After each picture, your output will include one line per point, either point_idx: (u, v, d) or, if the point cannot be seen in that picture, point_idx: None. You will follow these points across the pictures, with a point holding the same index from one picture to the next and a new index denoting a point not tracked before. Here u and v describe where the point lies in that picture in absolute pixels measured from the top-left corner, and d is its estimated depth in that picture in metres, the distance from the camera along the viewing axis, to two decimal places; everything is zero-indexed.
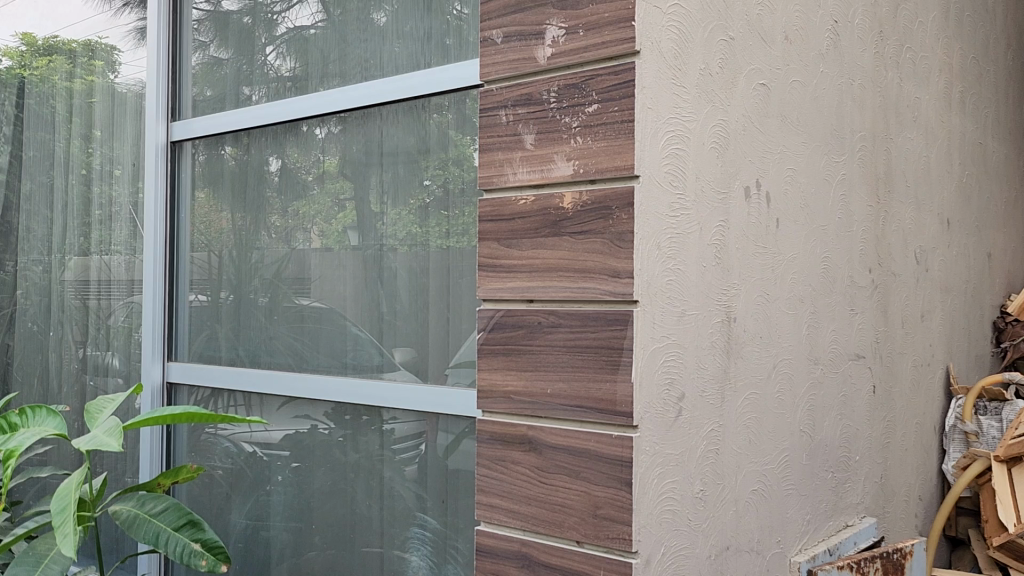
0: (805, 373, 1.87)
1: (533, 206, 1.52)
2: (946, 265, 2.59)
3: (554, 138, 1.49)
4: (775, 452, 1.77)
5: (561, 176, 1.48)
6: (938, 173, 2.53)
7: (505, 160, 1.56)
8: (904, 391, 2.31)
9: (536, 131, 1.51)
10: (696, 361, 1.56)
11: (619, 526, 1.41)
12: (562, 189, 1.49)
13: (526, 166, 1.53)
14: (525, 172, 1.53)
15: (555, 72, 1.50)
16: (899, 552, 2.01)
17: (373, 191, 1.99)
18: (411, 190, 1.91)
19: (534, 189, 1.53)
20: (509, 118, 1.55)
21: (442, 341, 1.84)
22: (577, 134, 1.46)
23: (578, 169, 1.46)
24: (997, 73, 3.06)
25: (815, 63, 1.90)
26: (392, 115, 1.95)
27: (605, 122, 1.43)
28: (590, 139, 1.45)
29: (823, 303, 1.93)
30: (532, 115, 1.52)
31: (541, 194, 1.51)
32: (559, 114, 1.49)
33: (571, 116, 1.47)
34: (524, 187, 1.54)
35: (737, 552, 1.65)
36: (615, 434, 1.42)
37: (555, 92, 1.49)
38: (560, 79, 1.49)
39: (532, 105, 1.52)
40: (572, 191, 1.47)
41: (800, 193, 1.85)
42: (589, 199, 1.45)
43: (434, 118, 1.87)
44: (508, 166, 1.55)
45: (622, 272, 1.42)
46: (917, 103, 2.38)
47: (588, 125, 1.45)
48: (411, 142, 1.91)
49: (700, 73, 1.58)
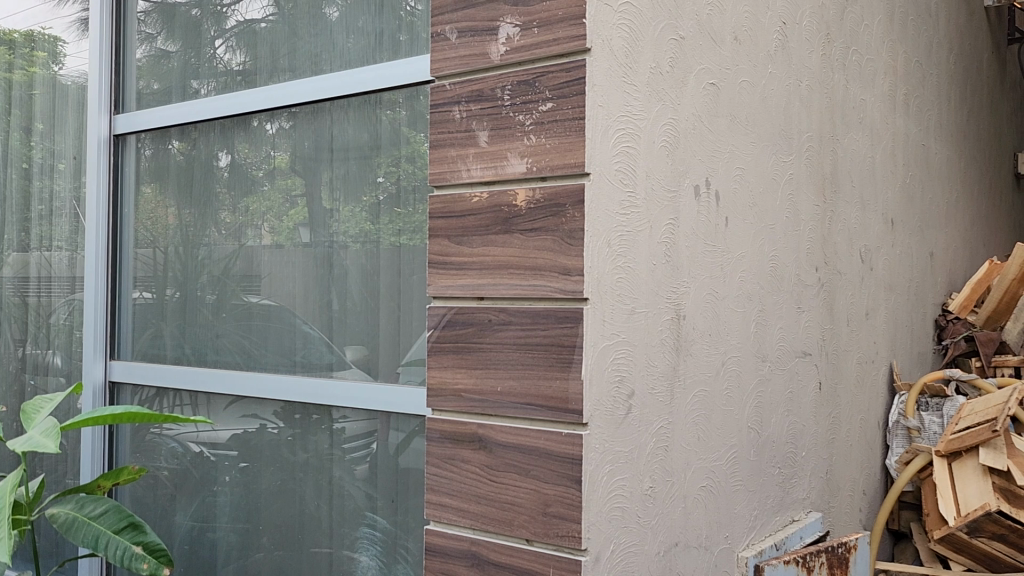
0: (753, 370, 1.89)
1: (485, 203, 1.51)
2: (890, 264, 2.65)
3: (507, 136, 1.48)
4: (723, 449, 1.78)
5: (514, 174, 1.47)
6: (883, 173, 2.58)
7: (457, 156, 1.54)
8: (849, 387, 2.35)
9: (489, 128, 1.50)
10: (645, 358, 1.57)
11: (569, 524, 1.41)
12: (515, 186, 1.48)
13: (480, 162, 1.51)
14: (479, 169, 1.51)
15: (507, 69, 1.49)
16: (844, 546, 2.04)
17: (324, 187, 1.96)
18: (364, 187, 1.89)
19: (485, 186, 1.52)
20: (461, 114, 1.54)
21: (393, 339, 1.82)
22: (530, 132, 1.45)
23: (530, 167, 1.45)
24: (940, 75, 3.13)
25: (764, 63, 1.92)
26: (344, 110, 1.93)
27: (557, 120, 1.43)
28: (542, 136, 1.44)
29: (771, 301, 1.96)
30: (484, 112, 1.51)
31: (493, 191, 1.50)
32: (512, 111, 1.48)
33: (524, 113, 1.46)
34: (477, 184, 1.53)
35: (686, 548, 1.66)
36: (565, 432, 1.42)
37: (507, 89, 1.48)
38: (512, 76, 1.48)
39: (484, 102, 1.51)
40: (524, 189, 1.46)
41: (749, 192, 1.87)
42: (541, 197, 1.45)
43: (387, 114, 1.85)
44: (459, 163, 1.54)
45: (573, 270, 1.42)
46: (863, 105, 2.43)
47: (541, 122, 1.44)
48: (364, 138, 1.89)
49: (651, 72, 1.58)
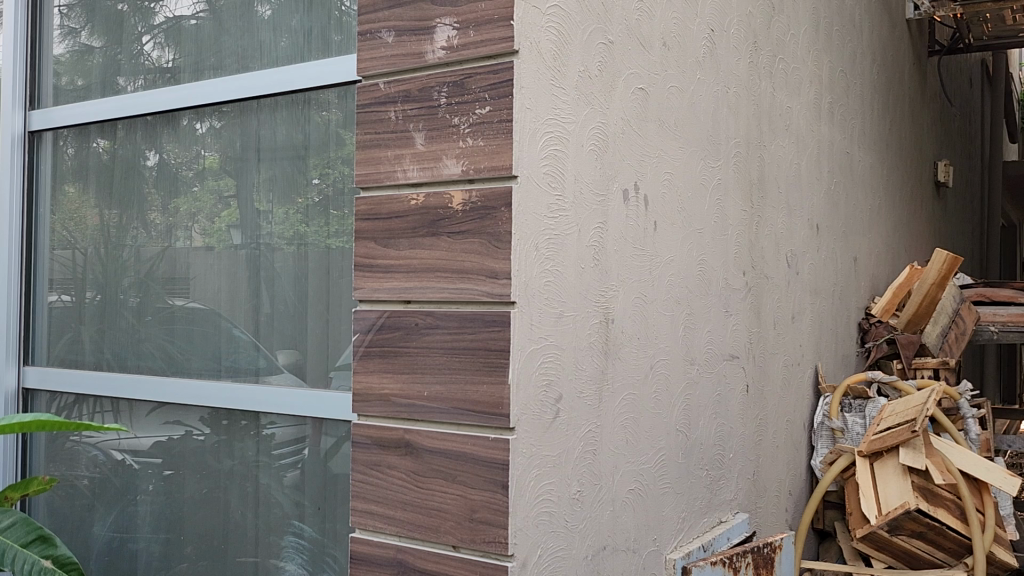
0: (681, 373, 1.90)
1: (419, 205, 1.48)
2: (815, 269, 2.71)
3: (445, 138, 1.45)
4: (652, 452, 1.79)
5: (449, 176, 1.45)
6: (809, 179, 2.63)
7: (387, 158, 1.52)
8: (776, 390, 2.39)
9: (426, 131, 1.47)
10: (573, 362, 1.57)
11: (496, 529, 1.39)
12: (449, 188, 1.46)
13: (416, 164, 1.48)
14: (416, 171, 1.48)
15: (442, 69, 1.47)
16: (769, 546, 2.07)
17: (257, 188, 1.91)
18: (297, 190, 1.85)
19: (419, 188, 1.50)
20: (396, 115, 1.51)
21: (323, 344, 1.79)
22: (466, 135, 1.43)
23: (465, 169, 1.43)
24: (864, 85, 3.22)
25: (693, 70, 1.94)
26: (276, 109, 1.88)
27: (491, 122, 1.41)
28: (480, 138, 1.42)
29: (700, 305, 1.98)
30: (420, 113, 1.48)
31: (429, 193, 1.48)
32: (447, 112, 1.45)
33: (459, 115, 1.44)
34: (414, 187, 1.50)
35: (614, 551, 1.66)
36: (492, 437, 1.41)
37: (443, 90, 1.46)
38: (443, 78, 1.46)
39: (419, 102, 1.49)
40: (460, 191, 1.45)
41: (678, 197, 1.89)
42: (475, 199, 1.43)
43: (321, 115, 1.81)
44: (393, 165, 1.51)
45: (501, 273, 1.41)
46: (789, 112, 2.47)
47: (478, 125, 1.42)
48: (298, 139, 1.85)
49: (580, 76, 1.58)
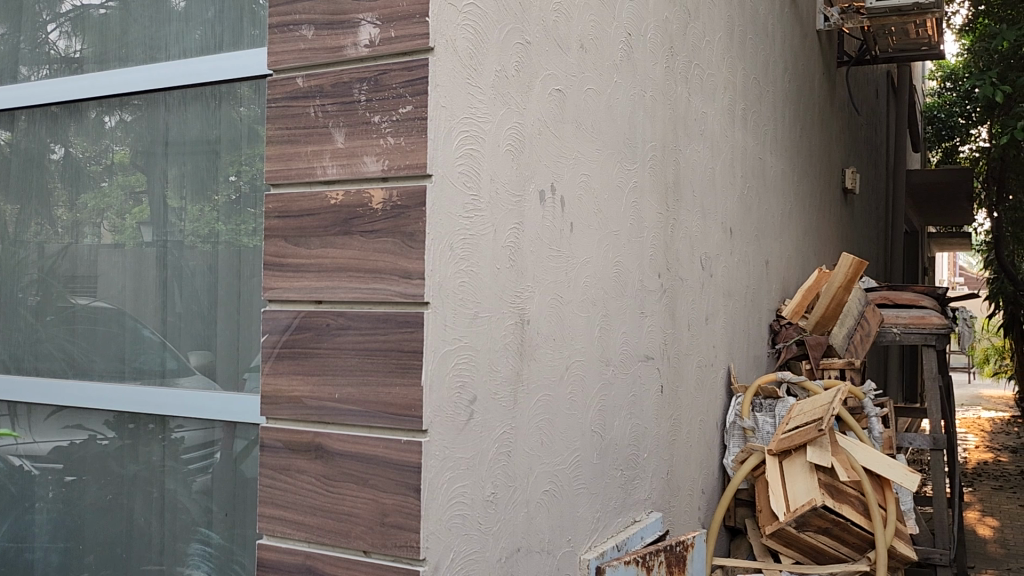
0: (596, 374, 1.91)
1: (340, 203, 1.45)
2: (728, 271, 2.76)
3: (363, 136, 1.42)
4: (567, 453, 1.80)
5: (368, 174, 1.42)
6: (723, 183, 2.69)
7: (301, 154, 1.48)
8: (689, 390, 2.43)
9: (345, 128, 1.44)
10: (488, 363, 1.55)
11: (408, 533, 1.37)
12: (368, 186, 1.43)
13: (334, 162, 1.45)
14: (334, 168, 1.45)
15: (360, 65, 1.44)
16: (681, 545, 2.10)
17: (171, 184, 1.82)
18: (212, 186, 1.78)
19: (336, 185, 1.46)
20: (316, 111, 1.47)
21: (234, 344, 1.74)
22: (387, 134, 1.41)
23: (383, 168, 1.41)
24: (775, 92, 3.30)
25: (609, 72, 1.95)
26: (190, 103, 1.81)
27: (412, 120, 1.39)
28: (400, 137, 1.40)
29: (614, 306, 1.99)
30: (340, 110, 1.45)
31: (350, 191, 1.44)
32: (367, 110, 1.42)
33: (380, 114, 1.41)
34: (333, 184, 1.46)
35: (528, 553, 1.66)
36: (405, 439, 1.39)
37: (362, 87, 1.43)
38: (360, 74, 1.43)
39: (339, 98, 1.45)
40: (380, 189, 1.42)
41: (594, 198, 1.89)
42: (394, 198, 1.40)
43: (240, 111, 1.76)
44: (309, 162, 1.47)
45: (414, 274, 1.39)
46: (703, 117, 2.52)
47: (399, 123, 1.40)
48: (213, 134, 1.78)
49: (496, 75, 1.57)
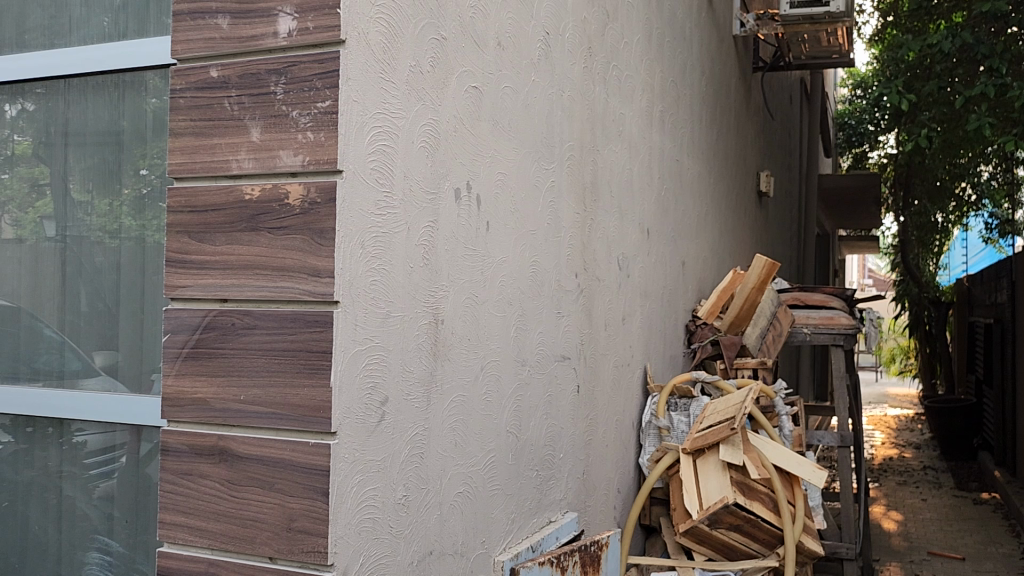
0: (512, 374, 1.90)
1: (258, 198, 1.39)
2: (645, 272, 2.79)
3: (279, 129, 1.38)
4: (481, 454, 1.78)
5: (286, 169, 1.38)
6: (639, 184, 2.70)
7: (214, 146, 1.42)
8: (605, 390, 2.44)
9: (263, 123, 1.39)
10: (400, 364, 1.52)
11: (315, 539, 1.34)
12: (287, 181, 1.39)
13: (251, 156, 1.40)
14: (251, 162, 1.40)
15: (272, 56, 1.40)
16: (596, 544, 2.11)
17: (76, 175, 1.70)
18: (120, 179, 1.68)
19: (253, 180, 1.41)
20: (231, 104, 1.41)
21: (138, 344, 1.64)
22: (306, 129, 1.36)
23: (297, 163, 1.37)
24: (692, 96, 3.35)
25: (527, 71, 1.95)
26: (95, 92, 1.69)
27: (330, 115, 1.35)
28: (320, 132, 1.35)
29: (531, 306, 1.98)
30: (256, 103, 1.40)
31: (267, 185, 1.39)
32: (285, 105, 1.38)
33: (300, 109, 1.37)
34: (250, 178, 1.41)
35: (440, 556, 1.63)
36: (313, 442, 1.35)
37: (280, 80, 1.38)
38: (275, 66, 1.39)
39: (256, 89, 1.40)
40: (298, 185, 1.37)
41: (510, 198, 1.88)
42: (312, 194, 1.36)
43: (151, 101, 1.65)
44: (226, 155, 1.41)
45: (323, 272, 1.35)
46: (621, 118, 2.53)
47: (320, 119, 1.36)
48: (122, 125, 1.68)
49: (410, 71, 1.54)
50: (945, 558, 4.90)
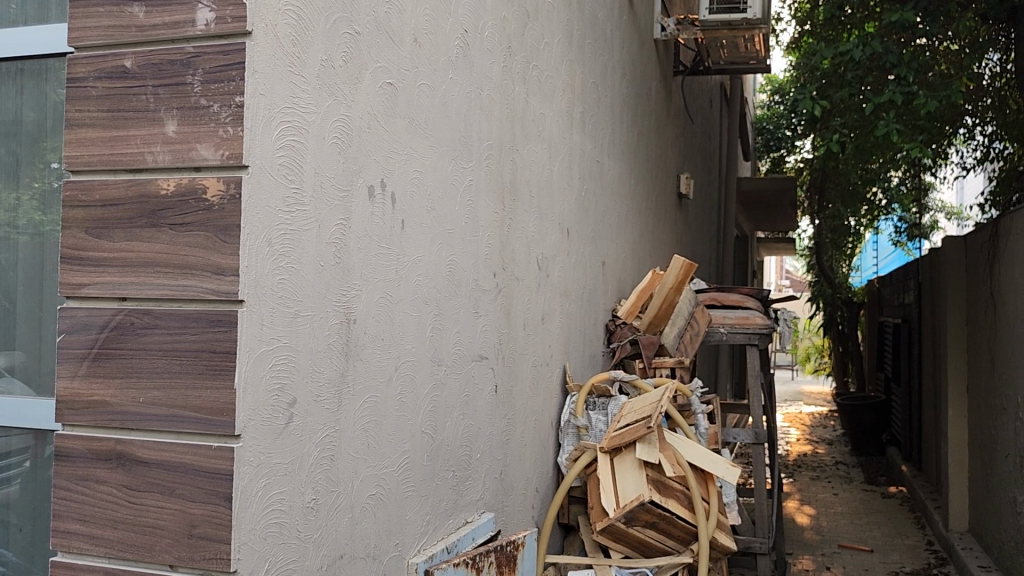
0: (427, 374, 1.87)
1: (173, 193, 1.34)
2: (564, 272, 2.79)
3: (197, 122, 1.33)
4: (395, 454, 1.75)
5: (206, 163, 1.32)
6: (559, 184, 2.71)
7: (122, 139, 1.36)
8: (523, 389, 2.44)
9: (178, 117, 1.34)
10: (310, 365, 1.48)
11: (217, 545, 1.29)
12: (206, 175, 1.33)
13: (167, 151, 1.34)
14: (166, 157, 1.34)
15: (176, 47, 1.35)
16: (512, 544, 2.12)
17: None
18: (24, 171, 1.56)
19: (170, 174, 1.35)
20: (146, 97, 1.36)
21: (44, 346, 1.54)
22: (226, 123, 1.32)
23: (212, 156, 1.32)
24: (613, 98, 3.38)
25: (444, 69, 1.93)
26: None
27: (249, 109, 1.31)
28: (241, 127, 1.31)
29: (447, 305, 1.96)
30: (172, 95, 1.35)
31: (184, 179, 1.34)
32: (203, 98, 1.33)
33: (220, 104, 1.32)
34: (164, 172, 1.35)
35: (351, 559, 1.60)
36: (215, 446, 1.30)
37: (198, 72, 1.34)
38: (190, 58, 1.34)
39: (170, 81, 1.35)
40: (218, 180, 1.32)
41: (426, 195, 1.86)
42: (234, 190, 1.31)
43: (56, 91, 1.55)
44: (140, 147, 1.35)
45: (227, 270, 1.31)
46: (541, 118, 2.53)
47: (241, 113, 1.31)
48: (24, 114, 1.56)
49: (321, 65, 1.49)
50: (855, 550, 5.06)
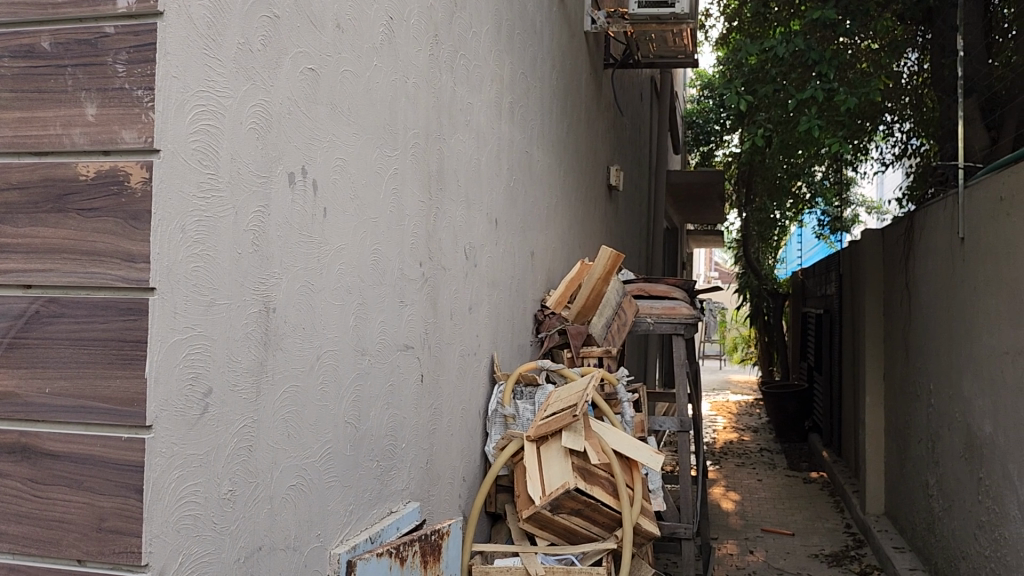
0: (350, 363, 1.86)
1: (91, 179, 1.30)
2: (492, 261, 2.80)
3: (117, 105, 1.29)
4: (316, 446, 1.73)
5: (128, 148, 1.28)
6: (487, 174, 2.71)
7: (35, 122, 1.31)
8: (450, 378, 2.44)
9: (99, 101, 1.30)
10: (227, 354, 1.44)
11: (126, 538, 1.26)
12: (128, 161, 1.29)
13: (87, 135, 1.30)
14: (85, 140, 1.30)
15: (88, 26, 1.31)
16: (437, 533, 2.12)
17: None
18: None
19: (85, 158, 1.31)
20: (66, 81, 1.31)
21: None
22: (148, 108, 1.28)
23: (132, 139, 1.28)
24: (542, 88, 3.39)
25: (368, 55, 1.90)
26: None
27: None
28: None
29: (371, 294, 1.94)
30: (92, 79, 1.30)
31: (102, 164, 1.29)
32: (126, 82, 1.29)
33: (143, 88, 1.28)
34: (82, 156, 1.31)
35: (270, 551, 1.58)
36: (125, 437, 1.27)
37: (121, 55, 1.29)
38: (113, 41, 1.29)
39: (90, 64, 1.31)
40: (140, 166, 1.28)
41: (349, 183, 1.84)
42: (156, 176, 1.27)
43: None
44: (59, 131, 1.31)
45: (137, 257, 1.27)
46: (468, 108, 2.53)
47: None
48: None
49: (238, 48, 1.46)
50: (777, 534, 5.20)
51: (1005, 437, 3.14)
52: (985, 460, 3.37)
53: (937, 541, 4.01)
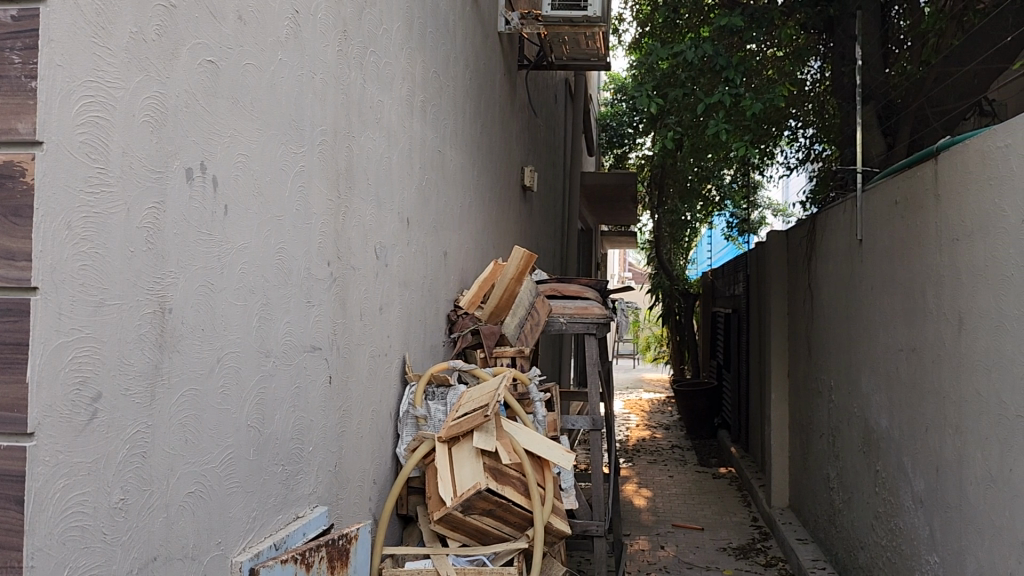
0: (254, 365, 1.81)
1: None
2: (404, 261, 2.77)
3: (6, 95, 1.23)
4: (217, 450, 1.67)
5: (18, 139, 1.22)
6: (398, 174, 2.68)
7: None
8: (360, 379, 2.40)
9: None
10: (118, 356, 1.38)
11: (6, 552, 1.20)
12: (20, 153, 1.23)
13: None
14: None
15: None
16: (344, 538, 2.10)
17: None
18: None
19: None
20: None
21: None
22: (35, 97, 1.22)
23: (20, 128, 1.22)
24: (455, 87, 3.38)
25: (272, 49, 1.86)
26: None
27: None
28: None
29: (276, 294, 1.90)
30: None
31: None
32: (15, 71, 1.23)
33: (31, 76, 1.22)
34: None
35: (166, 561, 1.52)
36: (5, 445, 1.21)
37: (12, 43, 1.23)
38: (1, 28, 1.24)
39: None
40: (30, 158, 1.22)
41: (252, 180, 1.79)
42: None
43: None
44: None
45: (18, 255, 1.22)
46: (379, 106, 2.50)
47: None
48: None
49: (130, 37, 1.39)
50: (687, 529, 5.31)
51: (900, 431, 3.29)
52: (881, 453, 3.51)
53: (838, 532, 4.16)
